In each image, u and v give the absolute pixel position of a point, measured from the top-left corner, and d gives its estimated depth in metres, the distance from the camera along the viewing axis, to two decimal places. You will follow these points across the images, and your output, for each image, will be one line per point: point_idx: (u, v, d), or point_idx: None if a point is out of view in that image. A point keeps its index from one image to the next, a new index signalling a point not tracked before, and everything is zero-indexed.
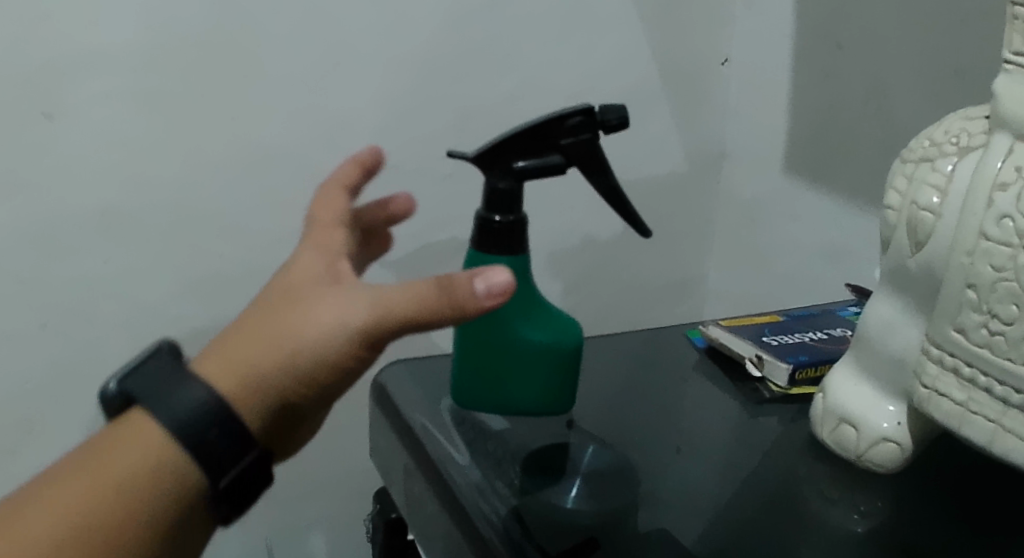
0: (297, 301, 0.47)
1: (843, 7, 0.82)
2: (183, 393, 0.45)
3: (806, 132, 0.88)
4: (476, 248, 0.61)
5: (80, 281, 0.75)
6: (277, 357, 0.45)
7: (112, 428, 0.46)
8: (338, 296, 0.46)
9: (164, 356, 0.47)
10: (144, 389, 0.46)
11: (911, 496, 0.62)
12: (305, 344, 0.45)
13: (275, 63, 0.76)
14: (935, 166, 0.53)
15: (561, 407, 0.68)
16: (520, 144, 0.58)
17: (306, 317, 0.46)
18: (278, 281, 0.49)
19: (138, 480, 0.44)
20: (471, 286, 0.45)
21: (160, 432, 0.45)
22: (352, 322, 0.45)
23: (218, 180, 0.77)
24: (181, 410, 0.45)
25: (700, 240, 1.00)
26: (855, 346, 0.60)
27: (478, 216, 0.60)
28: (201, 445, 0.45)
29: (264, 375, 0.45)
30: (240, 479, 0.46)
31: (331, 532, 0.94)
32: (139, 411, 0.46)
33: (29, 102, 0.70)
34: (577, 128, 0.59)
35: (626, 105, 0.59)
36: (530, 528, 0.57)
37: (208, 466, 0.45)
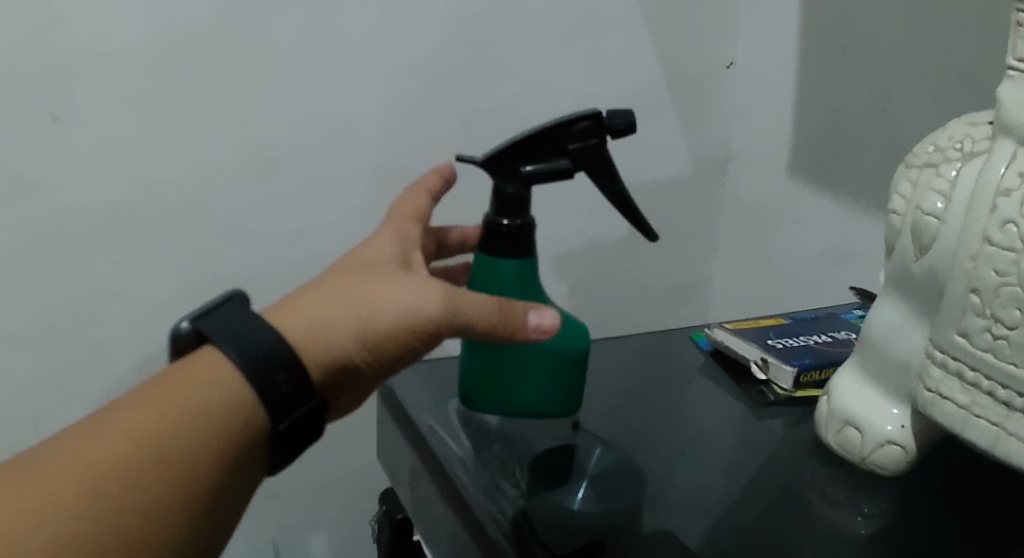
0: (375, 278, 0.52)
1: (848, 10, 0.82)
2: (260, 332, 0.49)
3: (811, 136, 0.88)
4: (483, 251, 0.62)
5: (88, 282, 0.76)
6: (354, 323, 0.50)
7: (185, 363, 0.48)
8: (411, 280, 0.52)
9: (237, 303, 0.50)
10: (218, 327, 0.49)
11: (915, 499, 0.62)
12: (382, 317, 0.51)
13: (282, 66, 0.76)
14: (939, 171, 0.54)
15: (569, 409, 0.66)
16: (529, 148, 0.59)
17: (386, 293, 0.51)
18: (352, 260, 0.54)
19: (209, 412, 0.46)
20: (526, 314, 0.55)
21: (234, 366, 0.48)
22: (428, 307, 0.51)
23: (226, 182, 0.78)
24: (256, 347, 0.48)
25: (705, 242, 1.01)
26: (860, 350, 0.60)
27: (486, 219, 0.60)
28: (268, 384, 0.47)
29: (339, 335, 0.50)
30: (297, 425, 0.48)
31: (337, 532, 0.94)
32: (211, 348, 0.49)
33: (38, 104, 0.71)
34: (585, 133, 0.59)
35: (633, 110, 0.60)
36: (537, 529, 0.57)
37: (271, 406, 0.47)
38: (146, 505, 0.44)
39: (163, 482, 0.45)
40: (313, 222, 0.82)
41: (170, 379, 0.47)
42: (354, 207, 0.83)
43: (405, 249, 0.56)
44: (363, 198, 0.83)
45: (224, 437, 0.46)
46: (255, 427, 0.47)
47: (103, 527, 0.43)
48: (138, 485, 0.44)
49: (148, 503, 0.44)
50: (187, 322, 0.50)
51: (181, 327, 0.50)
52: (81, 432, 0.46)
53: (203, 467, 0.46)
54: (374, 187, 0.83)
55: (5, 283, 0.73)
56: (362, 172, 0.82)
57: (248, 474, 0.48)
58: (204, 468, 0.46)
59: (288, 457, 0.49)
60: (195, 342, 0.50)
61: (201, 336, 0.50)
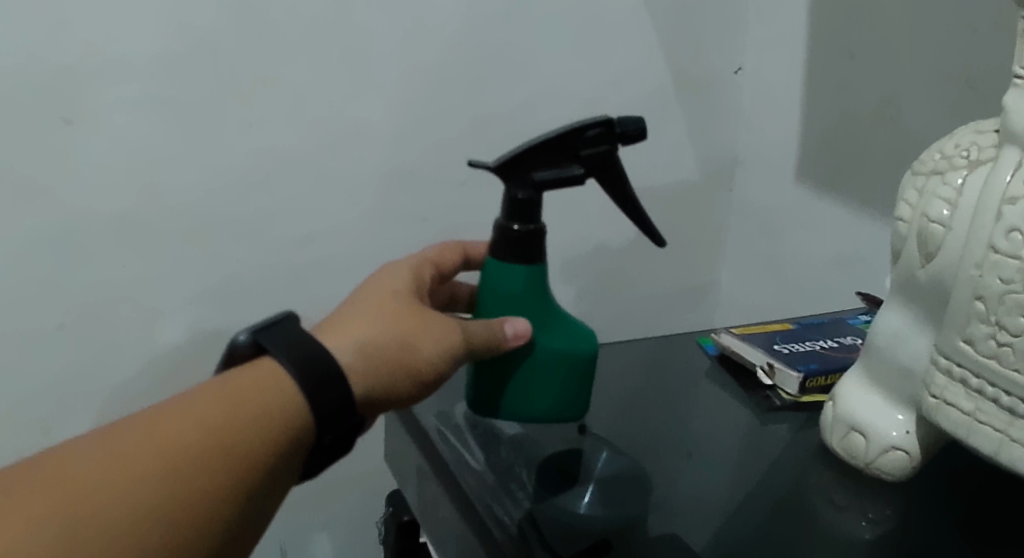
0: (399, 308, 0.56)
1: (856, 16, 0.83)
2: (314, 349, 0.51)
3: (819, 141, 0.88)
4: (494, 254, 0.62)
5: (97, 285, 0.77)
6: (395, 351, 0.54)
7: (244, 370, 0.51)
8: (428, 312, 0.57)
9: (293, 323, 0.53)
10: (276, 341, 0.52)
11: (920, 503, 0.62)
12: (416, 346, 0.55)
13: (291, 69, 0.77)
14: (946, 179, 0.54)
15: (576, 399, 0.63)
16: (541, 154, 0.59)
17: (416, 325, 0.55)
18: (371, 291, 0.57)
19: (270, 411, 0.49)
20: (506, 327, 0.59)
21: (291, 377, 0.50)
22: (451, 338, 0.56)
23: (235, 185, 0.78)
24: (312, 360, 0.51)
25: (713, 247, 1.01)
26: (865, 356, 0.60)
27: (497, 223, 0.60)
28: (321, 400, 0.50)
29: (384, 362, 0.53)
30: (338, 438, 0.52)
31: (347, 533, 0.95)
32: (269, 359, 0.51)
33: (49, 107, 0.71)
34: (596, 140, 0.59)
35: (644, 117, 0.60)
36: (542, 532, 0.58)
37: (321, 420, 0.50)
38: (208, 489, 0.47)
39: (224, 470, 0.47)
40: (323, 225, 0.82)
41: (233, 381, 0.50)
42: (363, 210, 0.83)
43: (417, 281, 0.60)
44: (371, 201, 0.83)
45: (280, 435, 0.49)
46: (307, 432, 0.50)
47: (167, 502, 0.46)
48: (203, 468, 0.47)
49: (209, 486, 0.47)
50: (246, 334, 0.52)
51: (238, 338, 0.52)
52: (149, 419, 0.48)
53: (260, 461, 0.48)
54: (383, 191, 0.83)
55: (15, 285, 0.74)
56: (371, 175, 0.83)
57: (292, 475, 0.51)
58: (260, 463, 0.48)
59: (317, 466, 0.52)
60: (250, 354, 0.52)
61: (258, 348, 0.52)
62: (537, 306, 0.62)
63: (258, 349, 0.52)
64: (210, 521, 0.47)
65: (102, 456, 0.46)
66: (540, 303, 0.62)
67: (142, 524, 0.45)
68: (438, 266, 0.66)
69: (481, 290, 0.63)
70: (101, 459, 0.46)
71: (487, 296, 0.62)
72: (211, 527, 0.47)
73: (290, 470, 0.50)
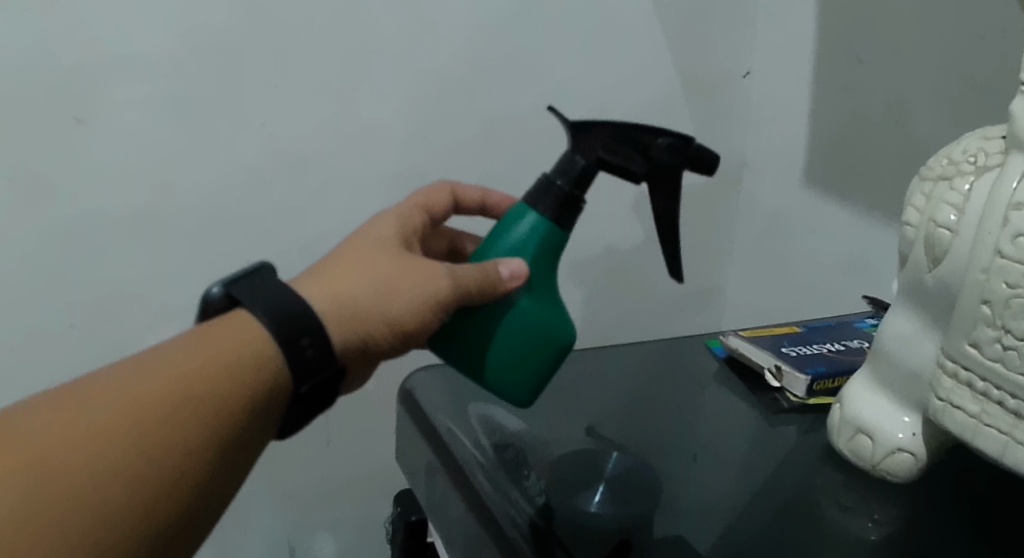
0: (384, 257, 0.55)
1: (865, 21, 0.83)
2: (288, 298, 0.52)
3: (826, 145, 0.89)
4: (527, 199, 0.61)
5: (109, 283, 0.77)
6: (373, 300, 0.53)
7: (215, 322, 0.51)
8: (415, 260, 0.55)
9: (266, 273, 0.53)
10: (247, 292, 0.52)
11: (926, 504, 0.63)
12: (395, 294, 0.54)
13: (303, 71, 0.78)
14: (953, 185, 0.55)
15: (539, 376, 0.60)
16: (620, 134, 0.59)
17: (399, 272, 0.54)
18: (360, 240, 0.57)
19: (238, 360, 0.50)
20: (500, 266, 0.57)
21: (262, 324, 0.51)
22: (435, 286, 0.55)
23: (246, 185, 0.79)
24: (284, 308, 0.51)
25: (720, 250, 1.02)
26: (872, 359, 0.61)
27: (546, 173, 0.60)
28: (295, 346, 0.51)
29: (360, 311, 0.53)
30: (317, 388, 0.52)
31: (354, 530, 0.96)
32: (245, 311, 0.52)
33: (63, 107, 0.72)
34: (666, 151, 0.59)
35: (719, 156, 0.59)
36: (555, 532, 0.59)
37: (297, 371, 0.51)
38: (176, 438, 0.47)
39: (192, 420, 0.48)
40: (334, 225, 0.83)
41: (199, 334, 0.50)
42: (374, 211, 0.84)
43: (405, 230, 0.60)
44: (382, 202, 0.84)
45: (251, 384, 0.50)
46: (280, 379, 0.51)
47: (133, 454, 0.46)
48: (169, 419, 0.47)
49: (176, 437, 0.47)
50: (218, 287, 0.53)
51: (212, 291, 0.53)
52: (113, 374, 0.49)
53: (229, 409, 0.49)
54: (393, 192, 0.84)
55: (26, 282, 0.75)
56: (380, 176, 0.83)
57: (269, 426, 0.51)
58: (230, 411, 0.49)
59: (299, 420, 0.53)
60: (225, 307, 0.53)
61: (231, 300, 0.53)
62: (539, 274, 0.60)
63: (231, 301, 0.53)
64: (180, 471, 0.47)
65: (64, 413, 0.47)
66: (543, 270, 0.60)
67: (108, 476, 0.46)
68: (429, 209, 0.66)
69: (492, 232, 0.61)
70: (65, 416, 0.47)
71: (493, 237, 0.61)
72: (181, 477, 0.47)
73: (265, 418, 0.51)
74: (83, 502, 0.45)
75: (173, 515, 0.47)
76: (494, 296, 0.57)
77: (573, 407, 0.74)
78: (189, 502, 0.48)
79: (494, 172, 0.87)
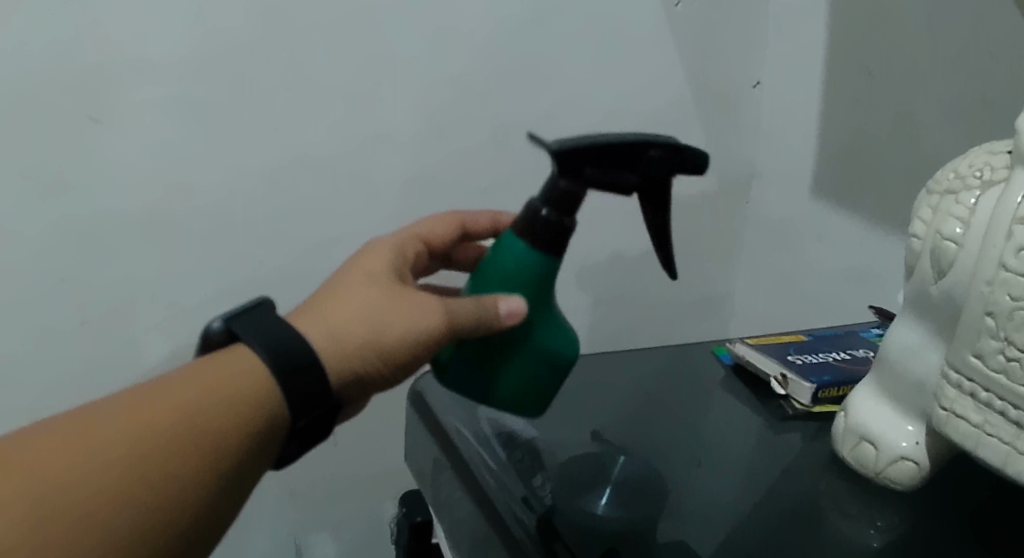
0: (382, 291, 0.56)
1: (874, 33, 0.84)
2: (286, 336, 0.53)
3: (835, 156, 0.90)
4: (518, 229, 0.59)
5: (121, 281, 0.78)
6: (366, 335, 0.54)
7: (217, 356, 0.53)
8: (410, 295, 0.56)
9: (267, 310, 0.54)
10: (247, 326, 0.53)
11: (930, 512, 0.63)
12: (388, 330, 0.55)
13: (319, 74, 0.79)
14: (959, 198, 0.55)
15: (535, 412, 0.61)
16: (604, 155, 0.56)
17: (393, 307, 0.55)
18: (357, 270, 0.58)
19: (237, 396, 0.51)
20: (499, 302, 0.57)
21: (262, 361, 0.52)
22: (428, 322, 0.55)
23: (259, 186, 0.80)
24: (284, 344, 0.52)
25: (728, 258, 1.02)
26: (878, 368, 0.61)
27: (531, 203, 0.58)
28: (291, 381, 0.52)
29: (353, 346, 0.54)
30: (314, 421, 0.53)
31: (360, 531, 0.97)
32: (243, 348, 0.53)
33: (79, 106, 0.73)
34: (654, 163, 0.58)
35: (707, 155, 0.58)
36: (561, 531, 0.60)
37: (297, 406, 0.52)
38: (174, 471, 0.49)
39: (190, 453, 0.49)
40: (346, 228, 0.84)
41: (200, 367, 0.52)
42: (385, 214, 0.85)
43: (399, 259, 0.61)
44: (394, 206, 0.85)
45: (250, 419, 0.51)
46: (279, 416, 0.52)
47: (131, 485, 0.48)
48: (168, 452, 0.49)
49: (199, 448, 0.49)
50: (219, 320, 0.54)
51: (212, 325, 0.55)
52: (114, 404, 0.50)
53: (228, 444, 0.50)
54: (404, 196, 0.85)
55: (39, 279, 0.76)
56: (393, 180, 0.84)
57: (267, 460, 0.53)
58: (229, 448, 0.50)
59: (299, 450, 0.54)
60: (225, 340, 0.55)
61: (231, 334, 0.54)
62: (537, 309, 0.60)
63: (231, 335, 0.54)
64: (179, 503, 0.49)
65: (65, 440, 0.48)
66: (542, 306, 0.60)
67: (106, 505, 0.47)
68: (430, 240, 0.69)
69: (486, 261, 0.61)
70: (65, 443, 0.48)
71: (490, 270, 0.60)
72: (190, 502, 0.49)
73: (262, 453, 0.52)
74: (106, 512, 0.47)
75: (168, 544, 0.48)
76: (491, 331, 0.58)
77: (581, 411, 0.75)
78: (185, 533, 0.49)
79: (505, 178, 0.88)
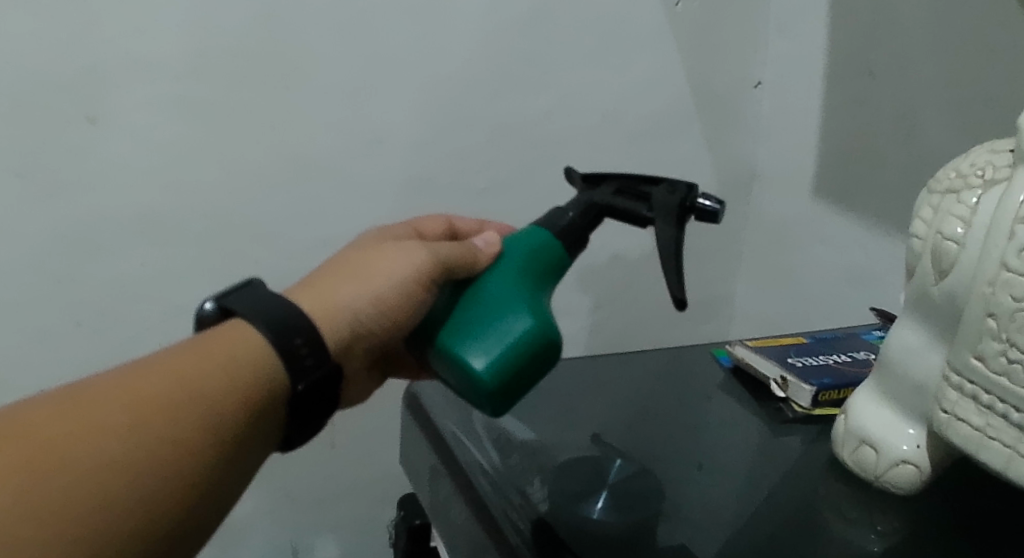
0: (361, 253, 0.59)
1: (876, 32, 0.83)
2: (279, 306, 0.54)
3: (836, 156, 0.89)
4: (539, 223, 0.62)
5: (116, 281, 0.78)
6: (353, 280, 0.57)
7: (214, 329, 0.53)
8: (386, 247, 0.59)
9: (257, 286, 0.56)
10: (240, 303, 0.54)
11: (931, 519, 0.63)
12: (374, 271, 0.57)
13: (316, 74, 0.78)
14: (960, 198, 0.55)
15: (483, 357, 0.55)
16: (625, 189, 0.63)
17: (373, 260, 0.58)
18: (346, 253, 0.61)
19: (236, 369, 0.51)
20: (475, 239, 0.61)
21: (259, 331, 0.53)
22: (412, 259, 0.58)
23: (255, 186, 0.79)
24: (277, 313, 0.53)
25: (729, 259, 1.02)
26: (878, 371, 0.61)
27: (557, 207, 0.63)
28: (289, 346, 0.53)
29: (341, 291, 0.56)
30: (314, 387, 0.53)
31: (358, 533, 0.96)
32: (238, 319, 0.54)
33: (74, 106, 0.72)
34: (676, 193, 0.61)
35: (725, 207, 0.60)
36: (558, 535, 0.59)
37: (291, 366, 0.52)
38: (177, 441, 0.49)
39: (191, 425, 0.49)
40: (343, 228, 0.84)
41: (197, 342, 0.52)
42: (382, 215, 0.85)
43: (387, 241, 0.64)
44: (391, 207, 0.85)
45: (250, 392, 0.51)
46: (278, 384, 0.52)
47: (133, 455, 0.47)
48: (168, 423, 0.49)
49: (199, 419, 0.49)
50: (211, 302, 0.55)
51: (206, 307, 0.55)
52: (110, 379, 0.50)
53: (229, 417, 0.50)
54: (401, 196, 0.85)
55: (34, 281, 0.75)
56: (391, 181, 0.84)
57: (267, 439, 0.53)
58: (229, 419, 0.50)
59: (296, 426, 0.54)
60: (219, 320, 0.55)
61: (225, 313, 0.55)
62: (516, 271, 0.59)
63: (225, 314, 0.55)
64: (183, 472, 0.48)
65: (63, 413, 0.48)
66: (521, 273, 0.59)
67: (108, 476, 0.47)
68: (420, 235, 0.68)
69: None
70: (64, 415, 0.48)
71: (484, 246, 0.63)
72: (193, 472, 0.49)
73: (261, 428, 0.52)
74: (111, 481, 0.47)
75: (169, 515, 0.48)
76: (476, 268, 0.60)
77: (580, 414, 0.74)
78: (188, 506, 0.49)
79: (504, 178, 0.88)
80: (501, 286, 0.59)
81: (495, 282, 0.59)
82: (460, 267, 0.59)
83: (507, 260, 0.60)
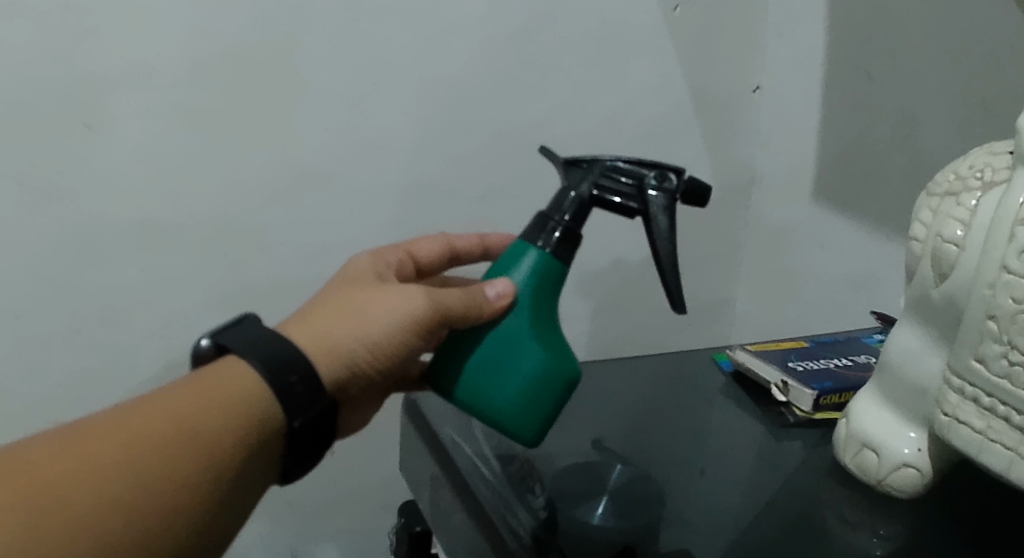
0: (365, 291, 0.58)
1: (874, 34, 0.83)
2: (275, 343, 0.54)
3: (836, 160, 0.89)
4: (528, 238, 0.60)
5: (114, 289, 0.78)
6: (353, 330, 0.56)
7: (209, 367, 0.53)
8: (390, 289, 0.58)
9: (253, 322, 0.56)
10: (236, 339, 0.54)
11: (932, 522, 0.63)
12: (374, 323, 0.56)
13: (315, 81, 0.78)
14: (960, 200, 0.55)
15: (533, 432, 0.58)
16: (611, 173, 0.59)
17: (375, 303, 0.57)
18: (348, 278, 0.60)
19: (234, 408, 0.52)
20: (486, 288, 0.58)
21: (254, 369, 0.53)
22: (412, 305, 0.57)
23: (254, 192, 0.79)
24: (270, 353, 0.53)
25: (731, 264, 1.02)
26: (880, 379, 0.60)
27: (543, 212, 0.59)
28: (284, 384, 0.53)
29: (341, 344, 0.56)
30: (310, 422, 0.54)
31: (360, 539, 0.96)
32: (235, 357, 0.54)
33: (71, 112, 0.72)
34: (663, 180, 0.59)
35: (711, 187, 0.59)
36: (557, 540, 0.59)
37: (288, 407, 0.53)
38: (173, 477, 0.49)
39: (186, 462, 0.50)
40: (342, 235, 0.84)
41: (196, 380, 0.52)
42: (382, 221, 0.85)
43: (379, 267, 0.63)
44: (392, 214, 0.85)
45: (246, 427, 0.52)
46: (274, 421, 0.53)
47: (128, 493, 0.48)
48: (165, 461, 0.49)
49: (196, 455, 0.50)
50: (206, 338, 0.55)
51: (201, 344, 0.55)
52: (111, 417, 0.51)
53: (225, 453, 0.51)
54: (401, 202, 0.85)
55: (32, 289, 0.75)
56: (390, 188, 0.84)
57: (265, 471, 0.54)
58: (225, 456, 0.51)
59: (289, 457, 0.54)
60: (214, 357, 0.55)
61: (220, 349, 0.55)
62: (538, 317, 0.58)
63: (220, 351, 0.55)
64: (178, 507, 0.49)
65: (61, 451, 0.48)
66: (541, 317, 0.59)
67: (105, 514, 0.47)
68: (415, 258, 0.69)
69: (492, 269, 0.60)
70: (62, 454, 0.48)
71: (491, 276, 0.60)
72: (189, 507, 0.50)
73: (259, 463, 0.53)
74: (107, 518, 0.47)
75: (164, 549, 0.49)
76: (483, 320, 0.58)
77: (580, 418, 0.74)
78: (182, 541, 0.50)
79: (503, 185, 0.88)
80: (529, 350, 0.58)
81: (522, 345, 0.58)
82: (464, 318, 0.57)
83: (525, 311, 0.58)
